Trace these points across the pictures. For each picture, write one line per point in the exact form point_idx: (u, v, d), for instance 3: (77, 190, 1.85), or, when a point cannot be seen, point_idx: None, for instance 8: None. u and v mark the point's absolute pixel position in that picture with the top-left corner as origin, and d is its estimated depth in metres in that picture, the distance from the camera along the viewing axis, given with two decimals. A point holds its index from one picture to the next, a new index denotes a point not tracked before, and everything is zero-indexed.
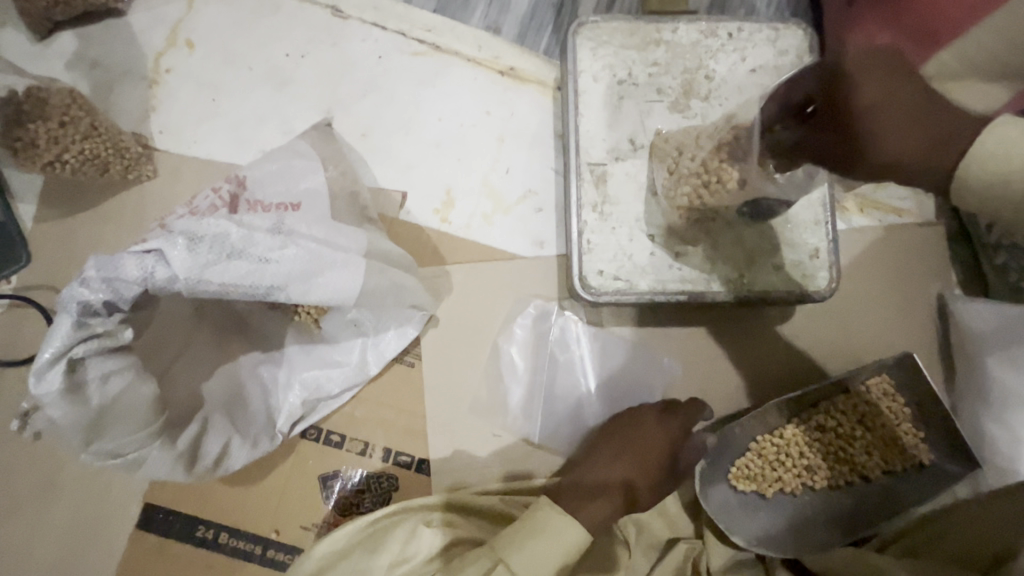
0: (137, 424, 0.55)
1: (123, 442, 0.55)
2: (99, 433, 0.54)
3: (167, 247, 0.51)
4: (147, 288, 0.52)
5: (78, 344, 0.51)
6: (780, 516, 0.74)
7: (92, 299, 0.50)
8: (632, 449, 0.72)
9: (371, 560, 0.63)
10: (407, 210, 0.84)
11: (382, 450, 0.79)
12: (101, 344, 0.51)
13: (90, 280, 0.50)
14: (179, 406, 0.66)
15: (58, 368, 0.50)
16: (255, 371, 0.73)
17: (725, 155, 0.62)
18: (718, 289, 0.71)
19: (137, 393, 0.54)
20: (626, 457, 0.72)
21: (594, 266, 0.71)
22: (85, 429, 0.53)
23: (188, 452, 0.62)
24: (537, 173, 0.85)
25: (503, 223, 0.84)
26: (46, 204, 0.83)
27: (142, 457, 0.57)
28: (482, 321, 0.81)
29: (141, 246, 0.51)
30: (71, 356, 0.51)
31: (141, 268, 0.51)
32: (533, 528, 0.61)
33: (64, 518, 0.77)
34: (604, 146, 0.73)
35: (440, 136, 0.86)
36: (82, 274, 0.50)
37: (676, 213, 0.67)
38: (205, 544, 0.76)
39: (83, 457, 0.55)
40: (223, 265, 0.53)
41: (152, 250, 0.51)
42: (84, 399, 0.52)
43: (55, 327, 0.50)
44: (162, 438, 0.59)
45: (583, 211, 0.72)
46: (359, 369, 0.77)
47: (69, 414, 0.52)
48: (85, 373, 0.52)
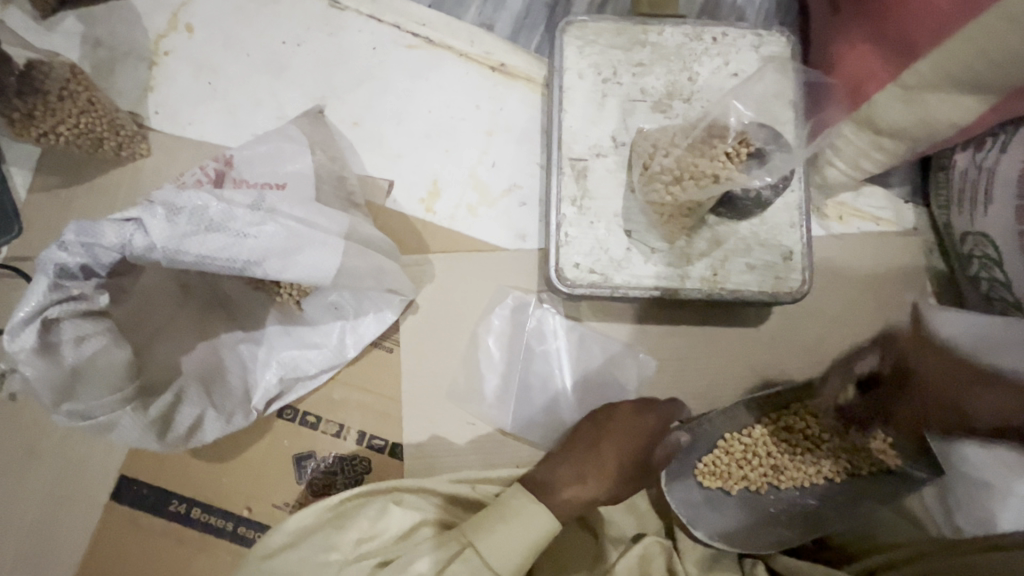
0: (110, 387, 0.56)
1: (93, 405, 0.56)
2: (72, 394, 0.55)
3: (146, 214, 0.53)
4: (125, 255, 0.54)
5: (53, 305, 0.52)
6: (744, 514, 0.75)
7: (70, 263, 0.52)
8: (606, 448, 0.71)
9: (338, 535, 0.63)
10: (393, 197, 0.85)
11: (356, 433, 0.80)
12: (77, 307, 0.53)
13: (70, 244, 0.52)
14: (154, 374, 0.67)
15: (33, 327, 0.52)
16: (235, 348, 0.75)
17: (700, 152, 0.63)
18: (692, 286, 0.72)
19: (111, 357, 0.56)
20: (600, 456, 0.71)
21: (570, 258, 0.72)
22: (57, 389, 0.54)
23: (160, 420, 0.63)
24: (523, 168, 0.87)
25: (487, 215, 0.86)
26: (40, 178, 0.84)
27: (114, 421, 0.58)
28: (461, 310, 0.82)
29: (122, 214, 0.53)
30: (46, 316, 0.52)
31: (120, 235, 0.53)
32: (500, 514, 0.62)
33: (39, 487, 0.78)
34: (587, 141, 0.75)
35: (429, 128, 0.88)
36: (61, 238, 0.52)
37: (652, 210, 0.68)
38: (177, 518, 0.78)
39: (55, 417, 0.56)
40: (200, 236, 0.55)
41: (132, 219, 0.53)
42: (58, 358, 0.53)
43: (33, 287, 0.52)
44: (136, 404, 0.59)
45: (562, 205, 0.74)
46: (338, 352, 0.78)
47: (42, 373, 0.53)
48: (59, 334, 0.53)
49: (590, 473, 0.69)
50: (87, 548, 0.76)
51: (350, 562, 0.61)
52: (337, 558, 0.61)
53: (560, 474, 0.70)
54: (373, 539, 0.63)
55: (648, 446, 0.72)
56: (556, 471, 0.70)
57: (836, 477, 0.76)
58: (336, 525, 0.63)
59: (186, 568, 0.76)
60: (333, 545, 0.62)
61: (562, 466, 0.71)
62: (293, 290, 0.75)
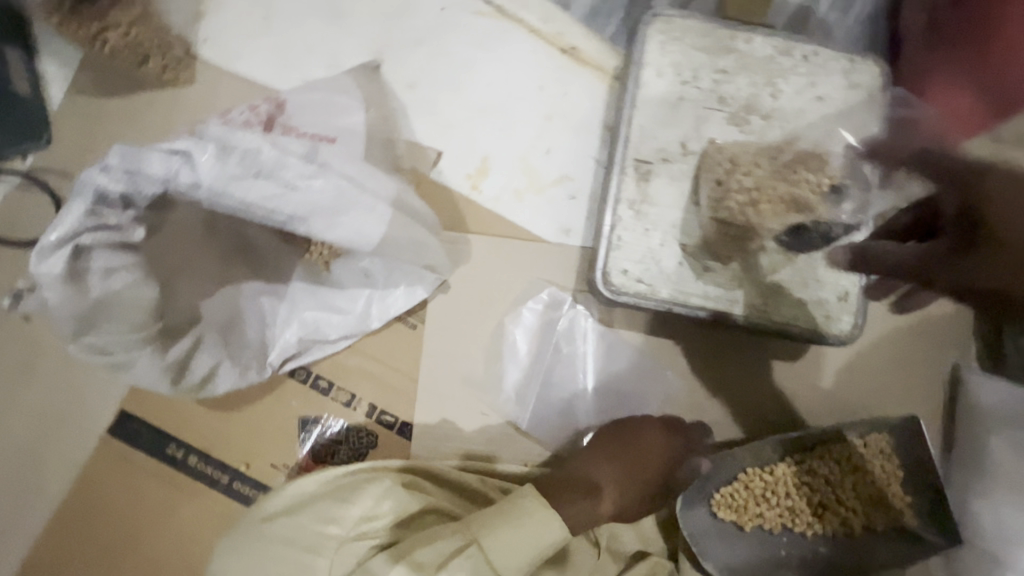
0: (131, 324, 0.53)
1: (112, 341, 0.53)
2: (91, 326, 0.52)
3: (204, 157, 0.50)
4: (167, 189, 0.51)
5: (86, 231, 0.49)
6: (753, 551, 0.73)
7: (110, 189, 0.49)
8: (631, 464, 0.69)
9: (340, 509, 0.60)
10: (439, 169, 0.82)
11: (367, 405, 0.78)
12: (110, 236, 0.50)
13: (111, 168, 0.49)
14: (175, 316, 0.64)
15: (63, 252, 0.49)
16: (255, 300, 0.72)
17: None
18: (740, 312, 0.69)
19: (138, 293, 0.53)
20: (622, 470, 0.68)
21: (618, 264, 0.69)
22: (78, 319, 0.51)
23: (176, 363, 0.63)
24: (577, 159, 0.83)
25: (533, 202, 0.82)
26: (75, 89, 0.80)
27: (130, 361, 0.55)
28: (493, 297, 0.79)
29: (170, 145, 0.50)
30: (77, 243, 0.49)
31: (166, 168, 0.49)
32: (510, 513, 0.59)
33: (36, 408, 0.75)
34: (654, 144, 0.71)
35: (486, 102, 0.83)
36: (103, 160, 0.49)
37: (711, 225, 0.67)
38: (172, 463, 0.75)
39: (70, 348, 0.53)
40: (251, 183, 0.52)
41: (181, 152, 0.50)
42: (83, 288, 0.50)
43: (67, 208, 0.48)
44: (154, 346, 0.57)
45: (618, 206, 0.70)
46: (361, 320, 0.75)
47: (64, 300, 0.50)
48: (88, 262, 0.50)
49: (613, 486, 0.67)
50: (76, 478, 0.74)
51: (349, 539, 0.58)
52: (337, 533, 0.59)
53: (576, 484, 0.67)
54: (376, 518, 0.60)
55: (671, 468, 0.70)
56: (574, 478, 0.67)
57: (853, 529, 0.74)
58: (339, 497, 0.61)
59: (174, 515, 0.74)
60: (333, 520, 0.59)
61: (576, 475, 0.68)
62: (323, 249, 0.73)
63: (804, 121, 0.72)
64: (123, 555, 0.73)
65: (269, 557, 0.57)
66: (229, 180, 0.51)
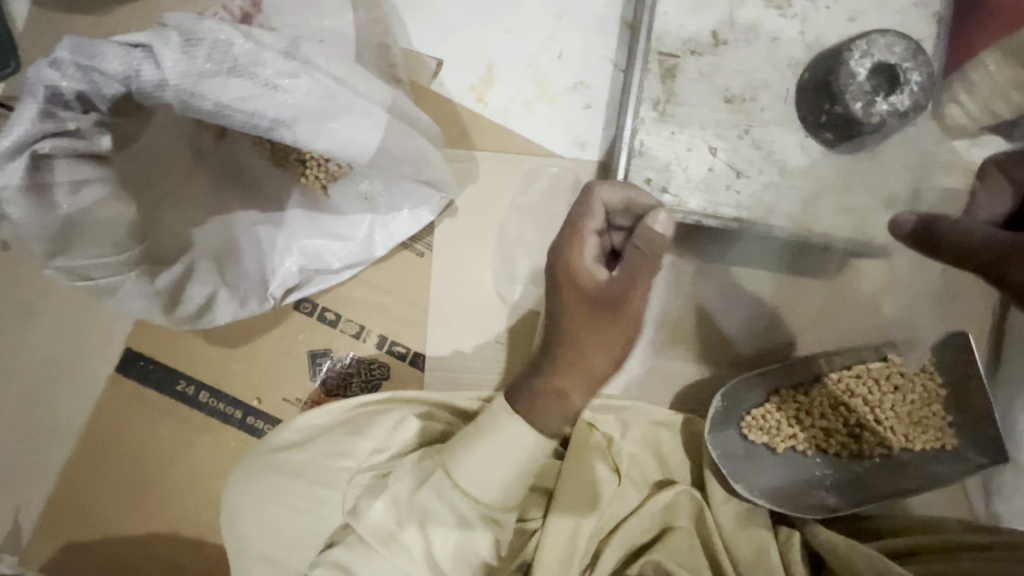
0: (112, 242, 0.50)
1: (88, 264, 0.50)
2: (69, 244, 0.49)
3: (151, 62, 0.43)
4: (130, 89, 0.46)
5: (43, 138, 0.45)
6: (802, 504, 0.62)
7: (65, 87, 0.45)
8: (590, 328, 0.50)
9: (351, 443, 0.57)
10: (441, 81, 0.74)
11: (376, 337, 0.74)
12: (74, 144, 0.46)
13: (97, 59, 0.43)
14: (167, 244, 0.59)
15: (20, 162, 0.45)
16: (251, 230, 0.66)
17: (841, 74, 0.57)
18: (778, 222, 0.62)
19: (114, 210, 0.50)
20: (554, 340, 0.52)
21: (641, 172, 0.62)
22: (52, 239, 0.48)
23: (166, 293, 0.57)
24: (593, 64, 0.75)
25: (545, 113, 0.75)
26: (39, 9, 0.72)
27: (115, 285, 0.52)
28: (504, 216, 0.74)
29: (127, 37, 0.44)
30: (35, 150, 0.45)
31: (126, 63, 0.44)
32: (483, 429, 0.52)
33: (34, 351, 0.72)
34: (680, 35, 0.62)
35: (487, 4, 0.74)
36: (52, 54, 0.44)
37: (764, 118, 0.62)
38: (184, 399, 0.74)
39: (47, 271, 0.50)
40: (238, 83, 0.46)
41: (140, 44, 0.44)
42: (51, 205, 0.47)
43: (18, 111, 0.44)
44: (140, 271, 0.54)
45: (641, 106, 0.63)
46: (365, 247, 0.70)
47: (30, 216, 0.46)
48: (51, 175, 0.47)
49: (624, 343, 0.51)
50: (92, 414, 0.74)
51: (360, 472, 0.56)
52: (349, 466, 0.56)
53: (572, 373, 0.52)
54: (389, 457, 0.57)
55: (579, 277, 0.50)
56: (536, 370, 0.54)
57: (889, 449, 0.65)
58: (351, 430, 0.58)
59: (191, 449, 0.73)
60: (346, 453, 0.56)
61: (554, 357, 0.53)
62: (321, 172, 0.68)
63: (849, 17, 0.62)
64: (145, 487, 0.73)
65: (294, 490, 0.55)
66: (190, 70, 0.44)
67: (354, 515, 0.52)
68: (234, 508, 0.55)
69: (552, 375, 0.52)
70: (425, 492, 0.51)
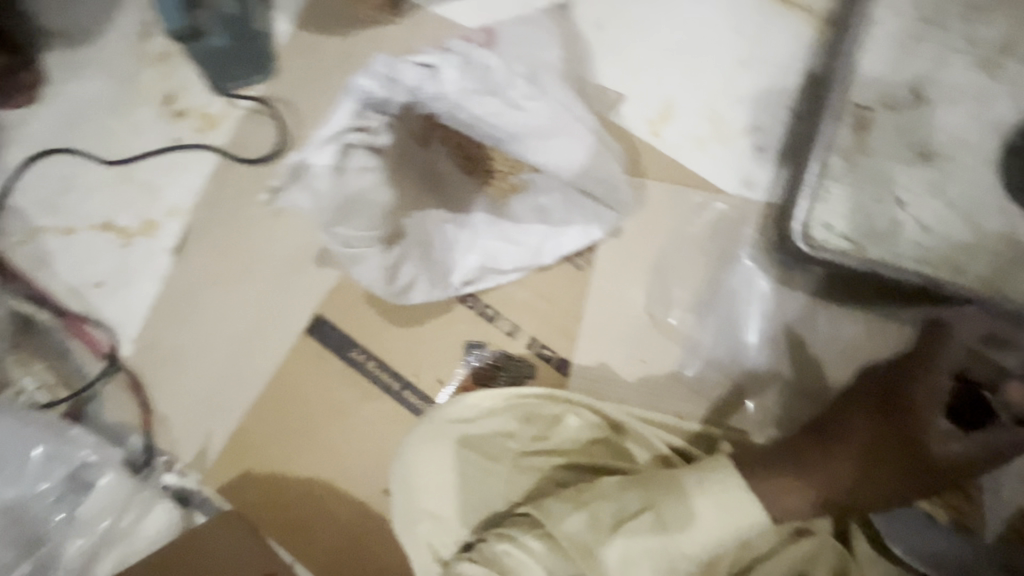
0: (367, 217, 0.69)
1: (355, 237, 0.65)
2: (343, 216, 0.70)
3: None
4: None
5: (350, 133, 0.68)
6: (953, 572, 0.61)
7: None
8: (861, 419, 0.57)
9: (522, 428, 0.67)
10: (621, 112, 0.80)
11: (528, 337, 0.80)
12: (364, 137, 0.69)
13: None
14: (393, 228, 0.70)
15: (331, 150, 0.68)
16: (440, 227, 0.76)
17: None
18: (967, 282, 0.61)
19: (374, 192, 0.69)
20: (800, 446, 0.59)
21: (820, 217, 0.64)
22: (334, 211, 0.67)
23: (392, 268, 0.70)
24: (770, 109, 0.78)
25: (716, 152, 0.78)
26: (299, 31, 0.89)
27: (362, 254, 0.68)
28: (665, 243, 0.78)
29: None
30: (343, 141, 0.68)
31: None
32: (707, 479, 0.57)
33: (252, 301, 0.88)
34: (878, 88, 0.64)
35: (673, 47, 0.80)
36: None
37: (961, 178, 0.62)
38: (354, 366, 0.84)
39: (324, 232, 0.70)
40: None
41: None
42: (341, 180, 0.68)
43: (340, 112, 0.69)
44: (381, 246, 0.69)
45: (828, 153, 0.64)
46: (534, 254, 0.77)
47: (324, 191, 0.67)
48: (349, 162, 0.68)
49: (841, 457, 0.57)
50: (279, 364, 0.86)
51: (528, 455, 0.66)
52: (514, 447, 0.66)
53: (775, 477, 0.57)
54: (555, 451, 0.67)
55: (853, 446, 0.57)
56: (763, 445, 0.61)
57: None
58: (524, 421, 0.67)
59: (353, 410, 0.83)
60: (517, 437, 0.66)
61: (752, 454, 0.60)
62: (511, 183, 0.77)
63: None
64: (311, 437, 0.84)
65: (475, 462, 0.64)
66: None
67: (546, 515, 0.58)
68: (415, 462, 0.64)
69: (772, 475, 0.57)
70: (641, 522, 0.56)
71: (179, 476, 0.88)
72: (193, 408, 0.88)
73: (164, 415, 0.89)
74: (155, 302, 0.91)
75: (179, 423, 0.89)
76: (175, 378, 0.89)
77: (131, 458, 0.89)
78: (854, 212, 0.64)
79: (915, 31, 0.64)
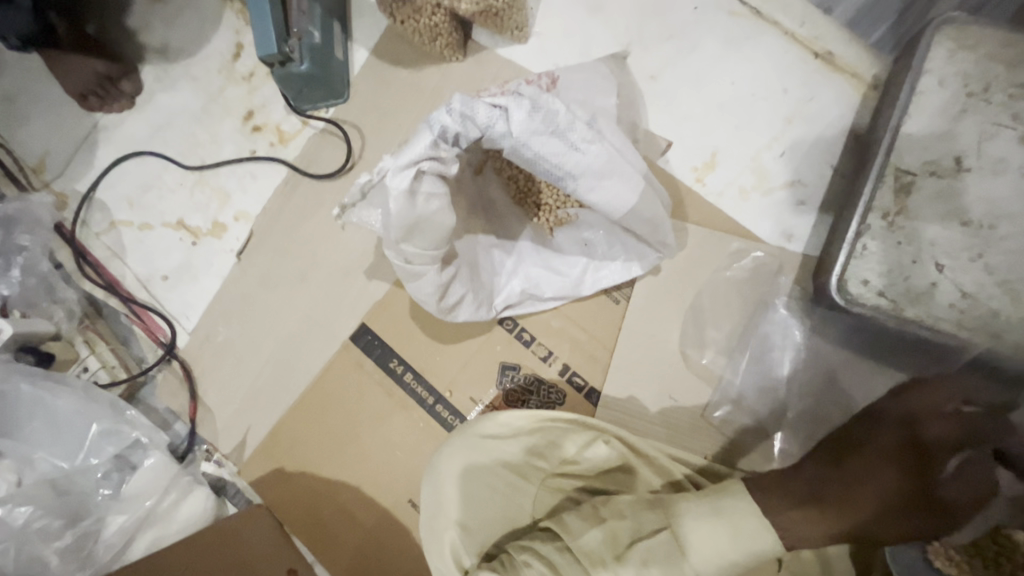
0: (438, 239, 0.66)
1: (416, 253, 0.66)
2: (409, 236, 0.65)
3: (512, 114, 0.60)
4: (483, 135, 0.63)
5: (425, 159, 0.62)
6: None
7: (451, 127, 0.62)
8: (893, 461, 0.54)
9: (551, 449, 0.69)
10: (668, 158, 0.85)
11: (561, 364, 0.83)
12: (438, 166, 0.63)
13: (468, 119, 0.62)
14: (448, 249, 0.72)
15: (406, 174, 0.62)
16: (488, 251, 0.80)
17: None
18: (1001, 348, 0.63)
19: (443, 219, 0.65)
20: (824, 485, 0.56)
21: (860, 272, 0.66)
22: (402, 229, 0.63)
23: (443, 289, 0.71)
24: (815, 165, 0.81)
25: (758, 202, 0.82)
26: (373, 61, 0.96)
27: (422, 272, 0.68)
28: (702, 285, 0.80)
29: (493, 99, 0.61)
30: (418, 167, 0.62)
31: (489, 117, 0.61)
32: (721, 508, 0.57)
33: (302, 306, 0.93)
34: (922, 155, 0.67)
35: (722, 101, 0.84)
36: (448, 104, 0.61)
37: (1004, 248, 0.63)
38: (392, 376, 0.88)
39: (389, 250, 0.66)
40: (549, 141, 0.62)
41: (501, 105, 0.61)
42: (412, 206, 0.63)
43: (419, 139, 0.62)
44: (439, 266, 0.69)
45: (869, 213, 0.67)
46: (575, 285, 0.81)
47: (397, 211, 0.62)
48: (418, 186, 0.63)
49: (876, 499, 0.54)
50: (321, 368, 0.91)
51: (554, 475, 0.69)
52: (544, 468, 0.69)
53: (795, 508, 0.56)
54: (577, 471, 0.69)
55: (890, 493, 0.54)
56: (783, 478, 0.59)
57: None
58: (553, 441, 0.69)
59: (387, 418, 0.87)
60: (545, 456, 0.69)
61: (765, 481, 0.59)
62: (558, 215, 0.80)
63: None
64: (345, 440, 0.88)
65: (500, 474, 0.67)
66: (530, 131, 0.61)
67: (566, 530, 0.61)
68: (444, 471, 0.66)
69: (792, 506, 0.56)
70: (652, 543, 0.58)
71: (218, 464, 0.93)
72: (238, 402, 0.93)
73: (211, 405, 0.94)
74: (214, 299, 0.97)
75: (222, 415, 0.94)
76: (225, 372, 0.95)
77: (174, 444, 0.95)
78: (895, 271, 0.65)
79: (964, 103, 0.67)
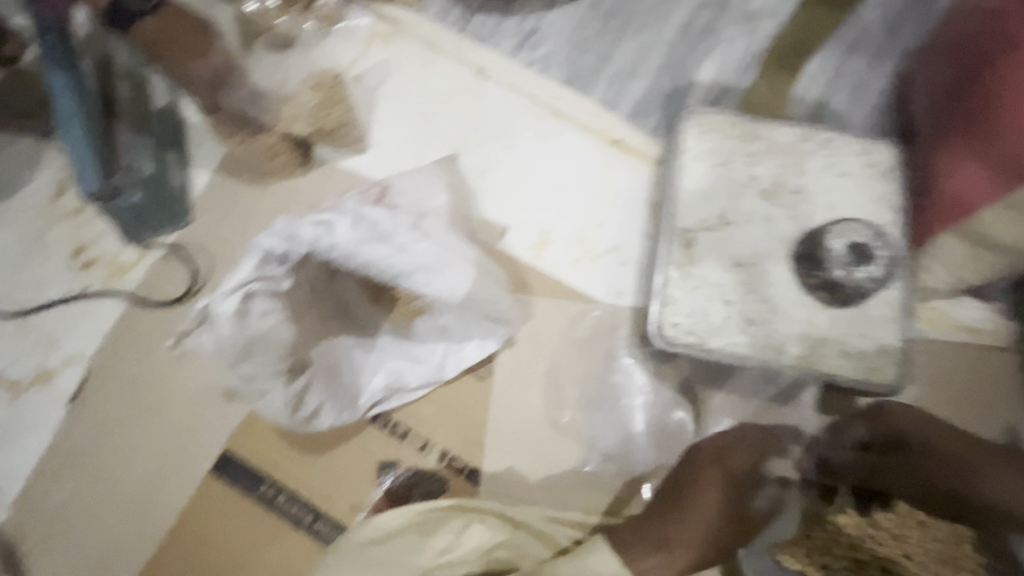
0: (275, 355, 0.77)
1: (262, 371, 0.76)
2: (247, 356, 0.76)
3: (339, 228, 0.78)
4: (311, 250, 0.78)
5: (253, 281, 0.76)
6: None
7: (275, 248, 0.76)
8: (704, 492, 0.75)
9: (425, 542, 0.69)
10: (507, 241, 0.94)
11: (438, 451, 0.84)
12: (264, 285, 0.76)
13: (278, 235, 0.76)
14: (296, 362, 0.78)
15: (233, 297, 0.75)
16: (349, 352, 0.83)
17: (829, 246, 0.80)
18: (786, 361, 0.77)
19: (279, 333, 0.77)
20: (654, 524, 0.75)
21: (670, 318, 0.78)
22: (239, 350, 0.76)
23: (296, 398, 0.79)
24: (628, 230, 0.95)
25: (589, 268, 0.93)
26: (213, 181, 0.97)
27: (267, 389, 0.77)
28: (555, 350, 0.88)
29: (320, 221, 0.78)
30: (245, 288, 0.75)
31: (315, 233, 0.77)
32: None
33: (151, 445, 0.86)
34: (697, 217, 0.82)
35: (543, 186, 0.97)
36: (271, 229, 0.76)
37: (768, 281, 0.79)
38: (264, 501, 0.83)
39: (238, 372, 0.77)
40: (376, 247, 0.78)
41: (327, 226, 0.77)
42: (245, 324, 0.75)
43: (244, 263, 0.76)
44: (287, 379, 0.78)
45: (667, 267, 0.80)
46: (437, 371, 0.84)
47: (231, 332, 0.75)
48: (252, 306, 0.76)
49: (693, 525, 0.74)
50: (179, 511, 0.83)
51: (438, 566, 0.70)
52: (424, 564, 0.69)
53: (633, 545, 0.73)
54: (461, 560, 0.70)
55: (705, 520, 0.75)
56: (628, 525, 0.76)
57: None
58: (427, 533, 0.70)
59: (263, 549, 0.81)
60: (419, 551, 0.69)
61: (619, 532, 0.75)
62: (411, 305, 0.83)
63: (829, 210, 0.81)
64: None
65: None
66: (356, 242, 0.78)
67: None
68: None
69: (631, 545, 0.73)
70: None
71: None
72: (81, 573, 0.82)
73: None
74: (42, 459, 0.86)
75: None
76: (62, 541, 0.83)
77: None
78: (696, 313, 0.78)
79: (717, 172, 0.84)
